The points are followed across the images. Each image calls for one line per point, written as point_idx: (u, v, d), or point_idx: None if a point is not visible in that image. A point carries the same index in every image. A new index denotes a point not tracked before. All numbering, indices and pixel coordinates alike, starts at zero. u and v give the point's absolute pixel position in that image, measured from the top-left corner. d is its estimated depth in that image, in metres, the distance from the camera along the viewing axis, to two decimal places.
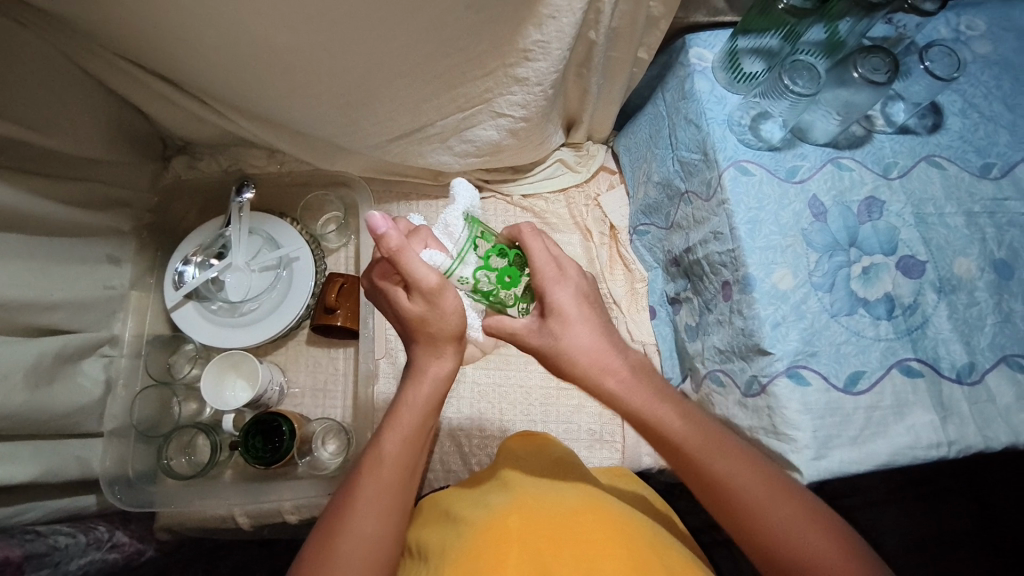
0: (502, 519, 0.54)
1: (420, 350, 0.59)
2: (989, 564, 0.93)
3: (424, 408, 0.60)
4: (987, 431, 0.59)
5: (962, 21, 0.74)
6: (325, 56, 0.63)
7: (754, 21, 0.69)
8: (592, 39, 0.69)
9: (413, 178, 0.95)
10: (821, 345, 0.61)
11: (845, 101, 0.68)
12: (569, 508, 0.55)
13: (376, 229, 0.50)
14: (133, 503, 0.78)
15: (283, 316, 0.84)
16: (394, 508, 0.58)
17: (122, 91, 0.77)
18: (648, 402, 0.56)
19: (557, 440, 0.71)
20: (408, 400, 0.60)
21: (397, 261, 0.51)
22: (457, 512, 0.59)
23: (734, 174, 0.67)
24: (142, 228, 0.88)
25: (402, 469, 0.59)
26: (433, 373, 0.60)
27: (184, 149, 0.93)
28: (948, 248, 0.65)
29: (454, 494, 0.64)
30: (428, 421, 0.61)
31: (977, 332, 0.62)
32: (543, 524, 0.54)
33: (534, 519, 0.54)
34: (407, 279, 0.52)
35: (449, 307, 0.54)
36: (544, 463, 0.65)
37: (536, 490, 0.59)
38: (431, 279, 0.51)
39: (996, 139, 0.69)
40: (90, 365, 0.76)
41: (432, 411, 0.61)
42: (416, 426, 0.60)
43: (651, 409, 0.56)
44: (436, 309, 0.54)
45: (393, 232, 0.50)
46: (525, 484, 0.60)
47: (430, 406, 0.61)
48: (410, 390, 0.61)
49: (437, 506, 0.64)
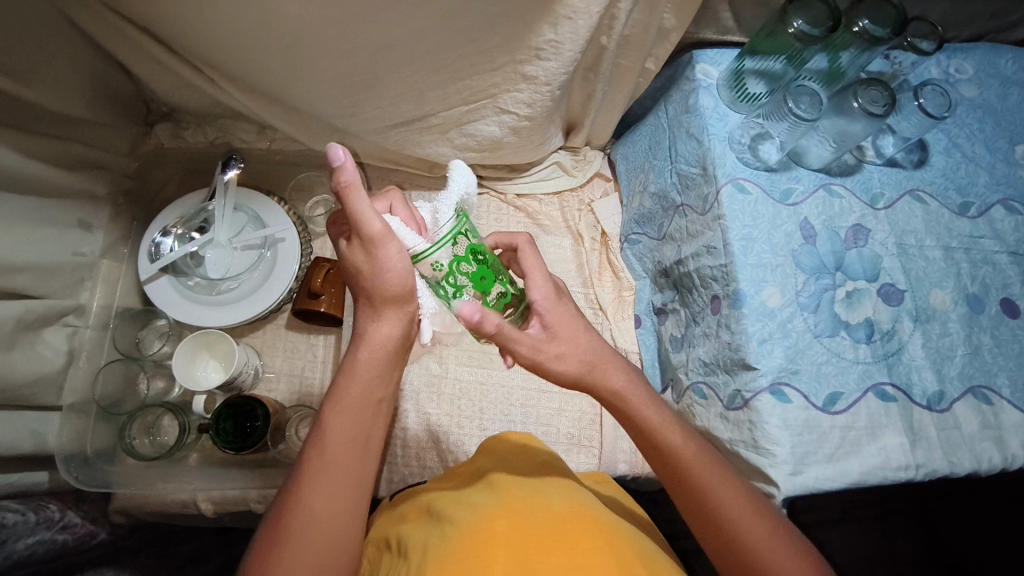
0: (489, 523, 0.54)
1: (368, 311, 0.58)
2: None
3: (370, 377, 0.59)
4: (953, 457, 0.62)
5: (952, 64, 0.77)
6: (335, 33, 0.61)
7: (761, 44, 0.71)
8: (603, 44, 0.69)
9: (408, 168, 0.93)
10: (803, 363, 0.63)
11: (841, 130, 0.70)
12: (555, 513, 0.56)
13: (335, 160, 0.48)
14: (91, 483, 0.73)
15: (265, 297, 0.81)
16: (348, 492, 0.56)
17: (109, 47, 0.73)
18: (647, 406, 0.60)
19: (540, 440, 0.71)
20: (354, 370, 0.58)
21: (346, 196, 0.50)
22: (440, 511, 0.58)
23: (732, 191, 0.68)
24: (119, 194, 0.84)
25: (355, 441, 0.57)
26: (376, 339, 0.58)
27: (169, 116, 0.89)
28: (926, 280, 0.68)
29: (432, 490, 0.64)
30: (376, 392, 0.59)
31: (947, 361, 0.65)
32: (531, 526, 0.54)
33: (521, 523, 0.54)
34: (351, 217, 0.51)
35: (392, 264, 0.53)
36: (527, 464, 0.65)
37: (521, 492, 0.59)
38: (375, 225, 0.51)
39: (976, 179, 0.72)
40: (52, 334, 0.72)
41: (381, 380, 0.60)
42: (362, 395, 0.58)
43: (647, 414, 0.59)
44: (384, 264, 0.53)
45: (350, 166, 0.48)
46: (510, 485, 0.60)
47: (378, 372, 0.59)
48: (357, 359, 0.59)
49: (417, 501, 0.63)
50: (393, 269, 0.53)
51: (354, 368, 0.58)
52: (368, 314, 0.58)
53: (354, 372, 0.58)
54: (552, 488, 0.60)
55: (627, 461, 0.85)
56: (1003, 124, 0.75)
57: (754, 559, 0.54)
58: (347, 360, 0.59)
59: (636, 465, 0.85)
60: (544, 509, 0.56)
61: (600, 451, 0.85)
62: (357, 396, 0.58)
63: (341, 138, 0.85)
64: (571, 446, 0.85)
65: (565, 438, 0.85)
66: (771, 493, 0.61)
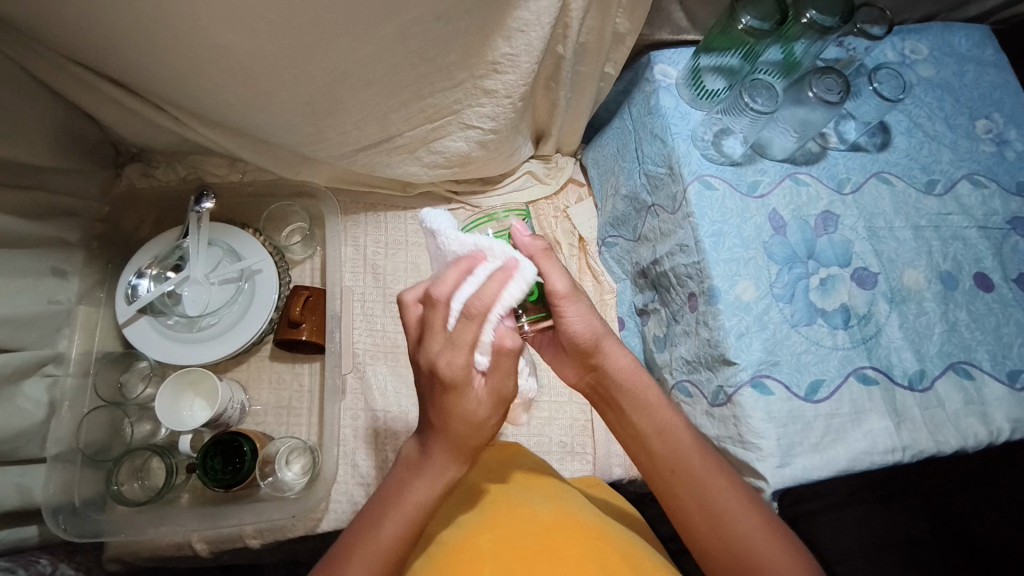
0: (473, 542, 0.54)
1: (435, 447, 0.55)
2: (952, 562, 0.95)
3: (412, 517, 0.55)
4: (938, 435, 0.62)
5: (907, 46, 0.78)
6: (290, 64, 0.62)
7: (716, 41, 0.71)
8: (561, 54, 0.70)
9: (381, 189, 0.93)
10: (782, 354, 0.63)
11: (802, 119, 0.70)
12: (540, 524, 0.55)
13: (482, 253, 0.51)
14: (82, 534, 0.73)
15: (245, 329, 0.81)
16: None
17: (71, 95, 0.73)
18: (632, 371, 0.61)
19: (528, 451, 0.70)
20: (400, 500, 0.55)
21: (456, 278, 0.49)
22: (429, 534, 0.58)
23: (699, 188, 0.69)
24: (92, 238, 0.83)
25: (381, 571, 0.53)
26: (427, 479, 0.55)
27: (138, 157, 0.90)
28: (898, 261, 0.68)
29: None
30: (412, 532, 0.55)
31: (926, 341, 0.65)
32: (513, 539, 0.54)
33: (502, 538, 0.54)
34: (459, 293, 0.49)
35: (503, 391, 0.51)
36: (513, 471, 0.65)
37: (504, 504, 0.59)
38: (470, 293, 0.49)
39: (939, 157, 0.73)
40: (32, 386, 0.72)
41: (416, 524, 0.55)
42: (399, 537, 0.54)
43: (634, 376, 0.61)
44: (490, 395, 0.51)
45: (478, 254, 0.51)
46: (494, 497, 0.60)
47: (412, 512, 0.55)
48: (406, 492, 0.56)
49: None
50: (489, 409, 0.51)
51: (401, 491, 0.56)
52: (438, 462, 0.55)
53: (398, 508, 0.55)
54: (542, 496, 0.60)
55: (622, 464, 0.84)
56: (962, 101, 0.76)
57: (718, 525, 0.55)
58: (399, 485, 0.56)
59: (632, 467, 0.84)
60: (529, 520, 0.56)
61: (594, 457, 0.84)
62: (394, 529, 0.55)
63: (311, 164, 0.86)
64: (564, 454, 0.85)
65: (558, 447, 0.85)
66: (760, 487, 0.61)
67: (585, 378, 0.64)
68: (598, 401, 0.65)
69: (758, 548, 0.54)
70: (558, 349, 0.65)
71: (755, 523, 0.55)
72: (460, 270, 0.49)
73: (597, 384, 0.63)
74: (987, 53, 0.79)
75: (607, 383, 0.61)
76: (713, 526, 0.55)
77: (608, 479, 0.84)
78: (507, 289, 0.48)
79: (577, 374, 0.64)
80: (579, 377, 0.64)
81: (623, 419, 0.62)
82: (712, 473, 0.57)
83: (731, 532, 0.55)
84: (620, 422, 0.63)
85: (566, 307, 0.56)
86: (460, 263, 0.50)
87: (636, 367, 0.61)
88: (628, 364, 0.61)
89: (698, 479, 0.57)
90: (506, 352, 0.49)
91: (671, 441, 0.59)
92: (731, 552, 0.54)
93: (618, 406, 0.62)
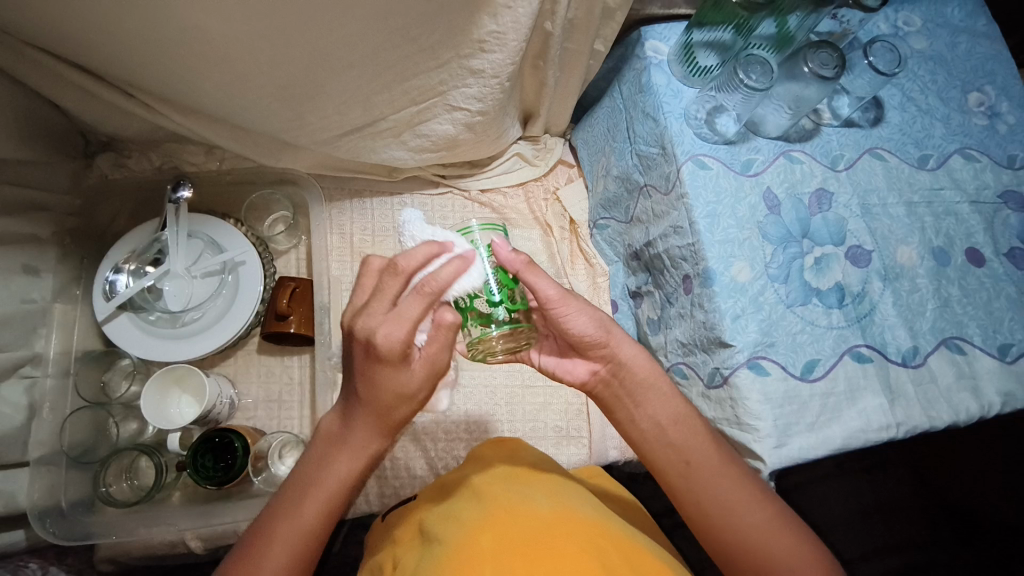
0: (476, 539, 0.53)
1: (355, 419, 0.56)
2: (941, 529, 0.96)
3: (336, 486, 0.57)
4: (932, 411, 0.63)
5: (900, 17, 0.77)
6: (265, 47, 0.59)
7: (708, 15, 0.69)
8: (548, 31, 0.68)
9: (367, 175, 0.90)
10: (778, 335, 0.63)
11: (795, 95, 0.69)
12: (545, 520, 0.55)
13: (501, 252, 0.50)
14: (71, 536, 0.71)
15: (231, 323, 0.79)
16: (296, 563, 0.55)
17: (33, 84, 0.69)
18: (652, 369, 0.59)
19: (528, 444, 0.70)
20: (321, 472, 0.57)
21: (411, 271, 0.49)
22: (430, 532, 0.58)
23: (693, 168, 0.67)
24: (65, 234, 0.80)
25: (301, 549, 0.55)
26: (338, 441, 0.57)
27: (109, 145, 0.86)
28: (892, 238, 0.68)
29: (423, 508, 0.63)
30: (334, 499, 0.57)
31: (919, 317, 0.65)
32: (520, 539, 0.53)
33: (508, 535, 0.53)
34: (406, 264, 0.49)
35: (437, 364, 0.52)
36: (516, 467, 0.64)
37: (508, 500, 0.58)
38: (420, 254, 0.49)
39: (932, 132, 0.72)
40: (10, 388, 0.70)
41: (336, 497, 0.57)
42: (321, 512, 0.56)
43: (648, 368, 0.59)
44: (424, 365, 0.51)
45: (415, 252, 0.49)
46: (497, 493, 0.59)
47: (333, 490, 0.57)
48: (325, 468, 0.57)
49: (409, 522, 0.63)
50: (420, 381, 0.52)
51: (321, 467, 0.57)
52: (358, 436, 0.56)
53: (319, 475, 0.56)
54: (545, 495, 0.59)
55: (618, 447, 0.84)
56: (955, 73, 0.75)
57: (722, 517, 0.56)
58: (317, 454, 0.58)
59: (627, 450, 0.84)
60: (533, 517, 0.55)
61: (590, 441, 0.84)
62: (316, 506, 0.56)
63: (291, 150, 0.83)
64: (560, 439, 0.84)
65: (554, 432, 0.85)
66: (759, 469, 0.61)
67: (596, 375, 0.61)
68: (603, 401, 0.62)
69: (761, 540, 0.55)
70: (560, 354, 0.63)
71: (758, 517, 0.56)
72: (430, 251, 0.49)
73: (609, 380, 0.60)
74: (979, 23, 0.78)
75: (621, 375, 0.59)
76: (720, 517, 0.56)
77: (604, 462, 0.85)
78: (462, 282, 0.48)
79: (586, 372, 0.61)
80: (590, 373, 0.61)
81: (635, 411, 0.60)
82: (721, 465, 0.57)
83: (735, 524, 0.56)
84: (631, 416, 0.60)
85: (564, 309, 0.54)
86: (432, 244, 0.50)
87: (646, 357, 0.59)
88: (636, 354, 0.59)
89: (708, 472, 0.57)
90: (442, 326, 0.50)
91: (682, 432, 0.58)
92: (732, 541, 0.56)
93: (629, 395, 0.59)
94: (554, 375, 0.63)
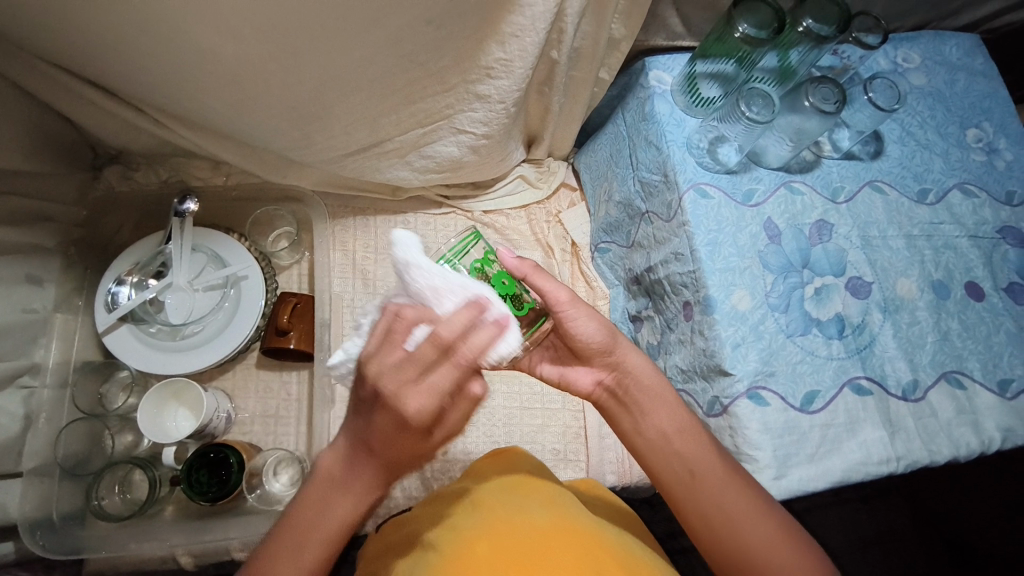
0: (470, 547, 0.53)
1: (359, 471, 0.52)
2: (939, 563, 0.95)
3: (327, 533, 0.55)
4: (931, 445, 0.63)
5: (899, 54, 0.78)
6: (276, 68, 0.60)
7: (711, 47, 0.71)
8: (555, 58, 0.69)
9: (371, 194, 0.91)
10: (778, 364, 0.63)
11: (797, 128, 0.70)
12: (540, 530, 0.54)
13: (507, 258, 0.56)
14: (60, 550, 0.70)
15: (231, 337, 0.79)
16: None
17: (46, 97, 0.70)
18: (655, 379, 0.60)
19: (526, 452, 0.70)
20: (311, 524, 0.55)
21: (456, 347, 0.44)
22: (426, 538, 0.57)
23: (694, 197, 0.68)
24: (70, 244, 0.81)
25: None
26: (330, 483, 0.54)
27: (117, 158, 0.87)
28: (891, 270, 0.68)
29: (418, 517, 0.62)
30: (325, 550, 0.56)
31: (919, 350, 0.65)
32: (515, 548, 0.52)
33: (505, 543, 0.53)
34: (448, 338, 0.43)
35: (454, 430, 0.48)
36: (515, 476, 0.64)
37: (506, 510, 0.57)
38: (455, 328, 0.43)
39: (931, 166, 0.73)
40: (7, 399, 0.69)
41: (331, 542, 0.56)
42: (316, 560, 0.55)
43: (651, 377, 0.60)
44: (444, 434, 0.48)
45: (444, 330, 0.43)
46: (494, 503, 0.59)
47: (328, 537, 0.56)
48: (322, 517, 0.55)
49: (405, 531, 0.62)
50: (436, 448, 0.49)
51: (321, 512, 0.55)
52: (360, 487, 0.53)
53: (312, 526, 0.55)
54: (543, 505, 0.58)
55: (615, 472, 0.84)
56: (952, 109, 0.76)
57: (726, 528, 0.55)
58: (304, 492, 0.56)
59: (625, 476, 0.84)
60: (529, 526, 0.55)
61: (587, 465, 0.84)
62: (313, 555, 0.55)
63: (298, 167, 0.84)
64: (557, 462, 0.84)
65: (551, 455, 0.84)
66: None
67: (601, 385, 0.62)
68: (608, 411, 0.62)
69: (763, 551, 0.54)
70: (561, 362, 0.64)
71: (762, 529, 0.54)
72: (469, 317, 0.44)
73: (615, 390, 0.61)
74: (977, 62, 0.80)
75: (626, 384, 0.60)
76: (724, 529, 0.55)
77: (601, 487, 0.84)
78: (503, 346, 0.45)
79: (590, 384, 0.62)
80: (594, 384, 0.62)
81: (638, 420, 0.60)
82: (725, 476, 0.56)
83: (739, 536, 0.55)
84: (636, 426, 0.60)
85: (571, 313, 0.57)
86: (472, 308, 0.45)
87: (648, 366, 0.61)
88: (640, 361, 0.60)
89: (712, 481, 0.56)
90: (468, 397, 0.46)
91: (682, 441, 0.58)
92: (735, 552, 0.55)
93: (630, 402, 0.60)
94: (557, 386, 0.64)
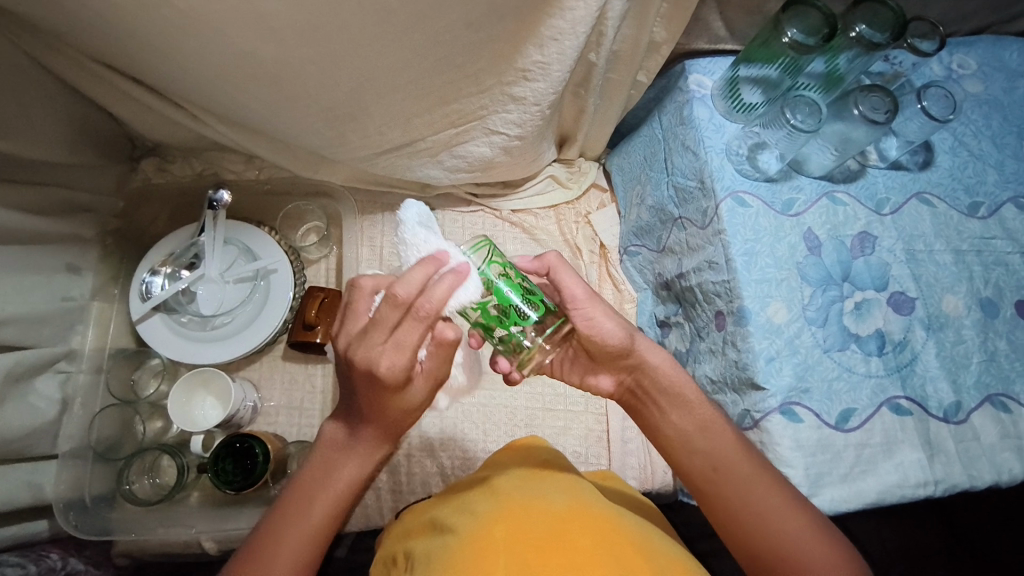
0: (488, 529, 0.53)
1: (364, 429, 0.57)
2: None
3: (333, 496, 0.56)
4: (972, 470, 0.60)
5: (954, 60, 0.74)
6: (314, 70, 0.60)
7: (756, 52, 0.68)
8: (592, 61, 0.67)
9: (400, 189, 0.91)
10: (813, 380, 0.61)
11: (842, 136, 0.67)
12: (559, 515, 0.54)
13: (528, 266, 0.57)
14: (91, 531, 0.72)
15: (260, 329, 0.80)
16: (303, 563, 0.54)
17: (87, 90, 0.72)
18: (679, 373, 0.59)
19: (547, 444, 0.69)
20: (315, 489, 0.56)
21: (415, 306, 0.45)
22: (445, 521, 0.57)
23: (732, 205, 0.66)
24: (107, 234, 0.82)
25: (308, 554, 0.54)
26: (332, 453, 0.58)
27: (154, 150, 0.88)
28: (937, 286, 0.65)
29: (436, 505, 0.62)
30: (331, 512, 0.56)
31: (964, 371, 0.63)
32: (531, 532, 0.52)
33: (523, 527, 0.53)
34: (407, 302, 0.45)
35: (437, 375, 0.53)
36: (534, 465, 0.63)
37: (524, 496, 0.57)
38: (414, 290, 0.45)
39: (984, 178, 0.70)
40: (45, 383, 0.71)
41: (337, 505, 0.57)
42: (327, 516, 0.56)
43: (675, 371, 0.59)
44: (427, 377, 0.52)
45: (401, 288, 0.44)
46: (511, 489, 0.58)
47: (337, 496, 0.56)
48: (331, 476, 0.57)
49: (422, 516, 0.62)
50: (426, 395, 0.54)
51: (327, 474, 0.57)
52: (367, 445, 0.57)
53: (306, 487, 0.56)
54: (562, 490, 0.58)
55: (637, 478, 0.82)
56: (1010, 118, 0.73)
57: (750, 522, 0.54)
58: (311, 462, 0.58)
59: (647, 482, 0.82)
60: (547, 511, 0.54)
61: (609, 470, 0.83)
62: (321, 512, 0.56)
63: (328, 164, 0.84)
64: (578, 465, 0.83)
65: (572, 458, 0.83)
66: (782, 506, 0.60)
67: (620, 382, 0.61)
68: (633, 410, 0.62)
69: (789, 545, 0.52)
70: (585, 369, 0.62)
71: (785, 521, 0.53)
72: (425, 271, 0.45)
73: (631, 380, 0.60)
74: None
75: (645, 384, 0.59)
76: (748, 523, 0.54)
77: None
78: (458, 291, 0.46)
79: (612, 381, 0.61)
80: (616, 382, 0.61)
81: (659, 417, 0.59)
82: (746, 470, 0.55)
83: (764, 530, 0.53)
84: (657, 423, 0.59)
85: (588, 311, 0.54)
86: (426, 262, 0.45)
87: (669, 362, 0.59)
88: (660, 357, 0.59)
89: (735, 475, 0.55)
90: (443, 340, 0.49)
91: (704, 433, 0.57)
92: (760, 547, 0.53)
93: (649, 395, 0.59)
94: (581, 387, 0.64)
